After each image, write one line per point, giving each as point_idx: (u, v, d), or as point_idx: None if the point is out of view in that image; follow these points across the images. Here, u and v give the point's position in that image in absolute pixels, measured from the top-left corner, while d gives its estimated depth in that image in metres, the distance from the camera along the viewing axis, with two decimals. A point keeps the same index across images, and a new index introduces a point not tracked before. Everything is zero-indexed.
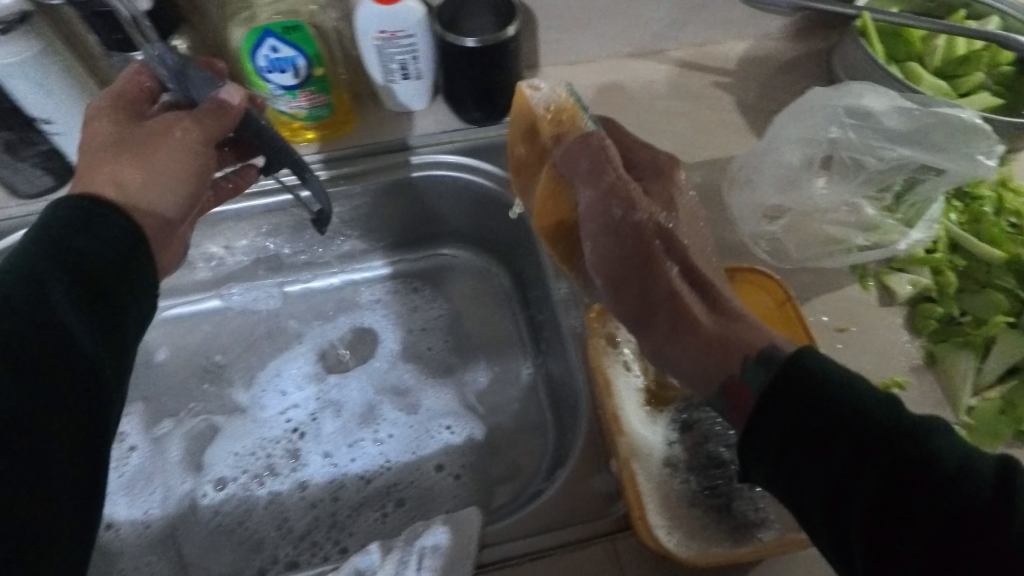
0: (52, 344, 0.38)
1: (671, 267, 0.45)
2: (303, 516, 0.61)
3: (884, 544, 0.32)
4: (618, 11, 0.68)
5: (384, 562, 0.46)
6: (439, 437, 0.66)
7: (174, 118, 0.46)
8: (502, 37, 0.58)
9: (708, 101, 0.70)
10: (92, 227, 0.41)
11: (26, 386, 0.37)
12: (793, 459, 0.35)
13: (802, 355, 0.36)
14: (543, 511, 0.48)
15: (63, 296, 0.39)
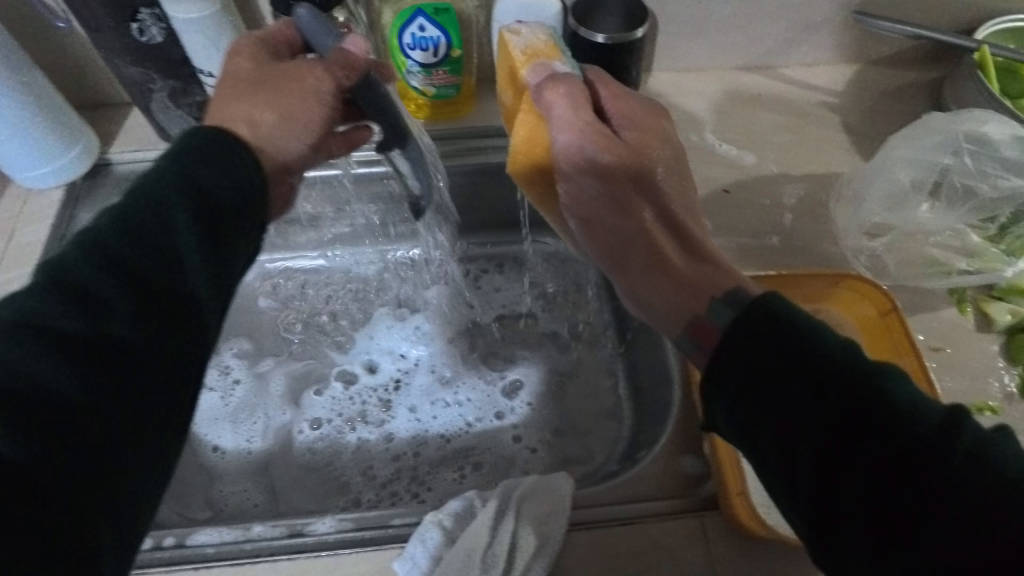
0: (161, 279, 0.35)
1: (643, 209, 0.41)
2: (387, 466, 0.65)
3: (830, 483, 0.30)
4: (737, 24, 0.70)
5: (484, 506, 0.48)
6: (521, 412, 0.69)
7: (309, 67, 0.46)
8: (631, 38, 0.61)
9: (813, 119, 0.72)
10: (223, 162, 0.38)
11: (138, 323, 0.33)
12: (755, 400, 0.32)
13: (768, 297, 0.33)
14: (633, 482, 0.50)
15: (185, 226, 0.36)
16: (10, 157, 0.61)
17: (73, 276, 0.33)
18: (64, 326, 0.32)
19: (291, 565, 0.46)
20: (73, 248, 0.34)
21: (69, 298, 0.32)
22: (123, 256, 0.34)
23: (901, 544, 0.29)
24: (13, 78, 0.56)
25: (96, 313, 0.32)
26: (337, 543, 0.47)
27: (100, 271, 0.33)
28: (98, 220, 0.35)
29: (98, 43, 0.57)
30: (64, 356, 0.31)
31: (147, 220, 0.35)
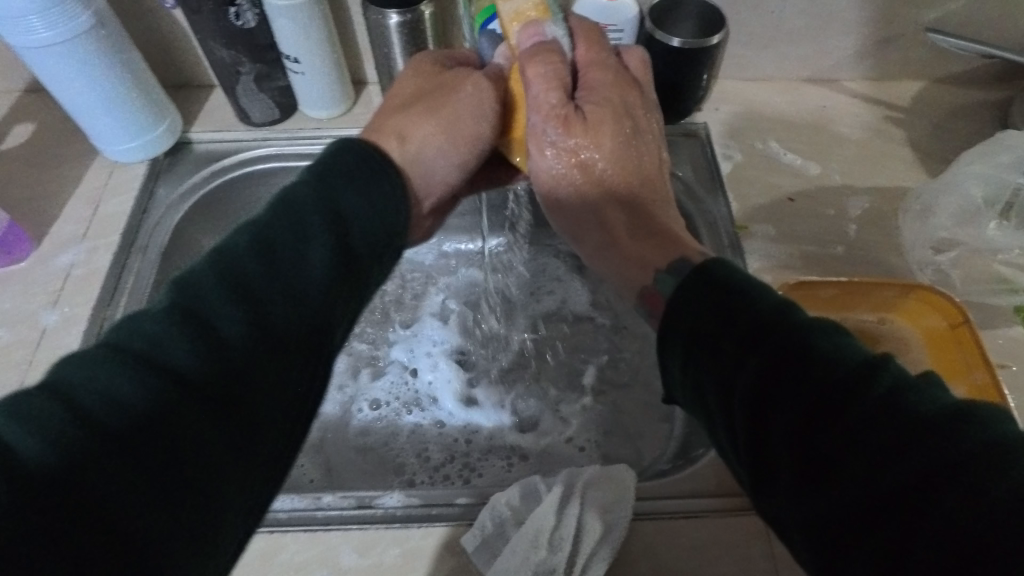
0: (300, 286, 0.38)
1: (597, 170, 0.48)
2: (440, 450, 0.67)
3: (764, 417, 0.31)
4: (807, 36, 0.71)
5: (549, 492, 0.49)
6: (572, 407, 0.70)
7: (466, 78, 0.50)
8: (706, 44, 0.61)
9: (878, 133, 0.72)
10: (369, 185, 0.43)
11: (272, 328, 0.36)
12: (697, 354, 0.35)
13: (710, 265, 0.37)
14: (694, 478, 0.51)
15: (320, 255, 0.39)
16: (103, 130, 0.63)
17: (205, 304, 0.35)
18: (190, 359, 0.33)
19: (363, 535, 0.47)
20: (210, 269, 0.36)
21: (198, 327, 0.34)
22: (260, 266, 0.37)
23: (830, 473, 0.29)
24: (114, 54, 0.58)
25: (213, 341, 0.34)
26: (407, 518, 0.48)
27: (230, 300, 0.36)
28: (234, 243, 0.38)
29: (194, 25, 0.59)
30: (190, 390, 0.33)
31: (284, 247, 0.38)
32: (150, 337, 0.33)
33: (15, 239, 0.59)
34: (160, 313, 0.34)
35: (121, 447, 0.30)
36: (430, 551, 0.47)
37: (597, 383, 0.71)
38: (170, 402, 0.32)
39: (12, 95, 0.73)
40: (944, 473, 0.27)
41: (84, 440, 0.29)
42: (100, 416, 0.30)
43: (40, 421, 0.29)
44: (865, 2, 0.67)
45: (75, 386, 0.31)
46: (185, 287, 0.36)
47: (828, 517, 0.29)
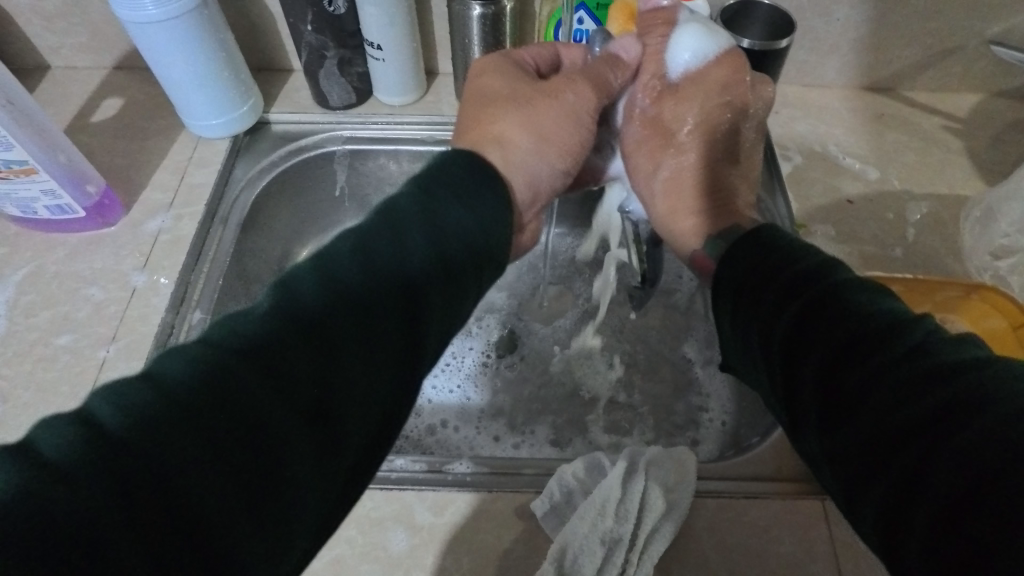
0: (394, 283, 0.37)
1: (681, 150, 0.57)
2: (431, 426, 0.69)
3: (795, 360, 0.35)
4: (870, 44, 0.73)
5: (612, 466, 0.51)
6: (562, 395, 0.72)
7: (569, 83, 0.52)
8: (775, 47, 0.63)
9: (936, 142, 0.73)
10: (469, 196, 0.43)
11: (363, 321, 0.35)
12: (744, 304, 0.41)
13: (766, 232, 0.43)
14: (753, 462, 0.52)
15: (414, 258, 0.39)
16: (193, 105, 0.67)
17: (304, 303, 0.34)
18: (288, 358, 0.32)
19: (436, 496, 0.50)
20: (309, 268, 0.36)
21: (294, 325, 0.33)
22: (347, 257, 0.36)
23: (852, 408, 0.31)
24: (211, 34, 0.62)
25: (296, 319, 0.33)
26: (475, 482, 0.50)
27: (326, 297, 0.34)
28: (333, 244, 0.37)
29: (288, 9, 0.62)
30: (286, 390, 0.31)
31: (381, 251, 0.38)
32: (251, 330, 0.32)
33: (108, 203, 0.63)
34: (259, 313, 0.33)
35: (216, 442, 0.28)
36: (500, 515, 0.49)
37: (644, 372, 0.73)
38: (265, 400, 0.30)
39: (103, 70, 0.77)
40: (957, 410, 0.28)
41: (179, 431, 0.28)
42: (197, 407, 0.28)
43: (135, 404, 0.28)
44: (930, 13, 0.69)
45: (169, 378, 0.29)
46: (283, 284, 0.35)
47: (844, 454, 0.31)
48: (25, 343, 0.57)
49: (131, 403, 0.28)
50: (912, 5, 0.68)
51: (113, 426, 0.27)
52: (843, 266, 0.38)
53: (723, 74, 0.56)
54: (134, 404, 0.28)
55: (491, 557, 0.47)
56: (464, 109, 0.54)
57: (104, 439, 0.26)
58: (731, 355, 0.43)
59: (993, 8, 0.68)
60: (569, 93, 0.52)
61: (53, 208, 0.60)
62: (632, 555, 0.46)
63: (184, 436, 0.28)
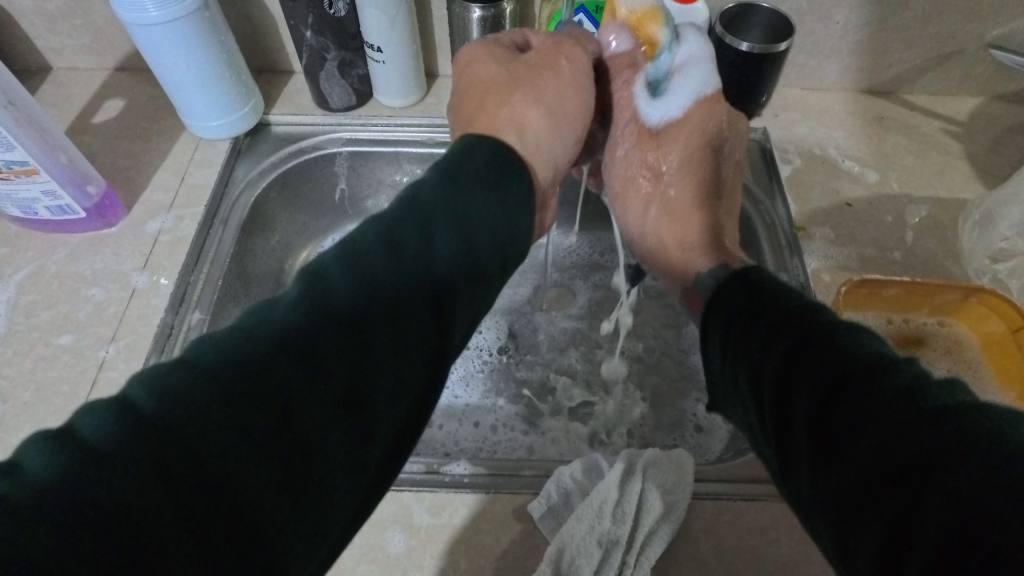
0: (422, 276, 0.36)
1: (666, 188, 0.56)
2: (427, 425, 0.69)
3: (785, 399, 0.34)
4: (870, 47, 0.73)
5: (611, 467, 0.51)
6: (546, 396, 0.73)
7: (559, 53, 0.52)
8: (774, 50, 0.63)
9: (935, 145, 0.73)
10: (499, 185, 0.42)
11: (392, 316, 0.34)
12: (735, 339, 0.40)
13: (760, 278, 0.42)
14: (752, 464, 0.52)
15: (444, 253, 0.37)
16: (195, 107, 0.67)
17: (338, 292, 0.33)
18: (324, 351, 0.31)
19: (433, 496, 0.50)
20: (341, 255, 0.34)
21: (329, 316, 0.32)
22: (378, 246, 0.35)
23: (838, 446, 0.30)
24: (213, 36, 0.62)
25: (329, 308, 0.32)
26: (472, 484, 0.50)
27: (360, 288, 0.33)
28: (364, 232, 0.36)
29: (290, 12, 0.63)
30: (322, 385, 0.30)
31: (411, 243, 0.36)
32: (285, 319, 0.31)
33: (109, 204, 0.63)
34: (291, 303, 0.32)
35: (255, 438, 0.28)
36: (498, 517, 0.49)
37: (643, 374, 0.73)
38: (303, 396, 0.29)
39: (105, 72, 0.77)
40: (943, 458, 0.27)
41: (217, 426, 0.27)
42: (236, 400, 0.28)
43: (173, 395, 0.27)
44: (930, 17, 0.69)
45: (205, 362, 0.28)
46: (315, 269, 0.34)
47: (835, 499, 0.30)
48: (26, 343, 0.57)
49: (170, 396, 0.27)
50: (912, 8, 0.68)
51: (152, 417, 0.26)
52: (827, 307, 0.38)
53: (705, 113, 0.55)
54: (171, 388, 0.27)
55: (489, 557, 0.47)
56: (463, 100, 0.52)
57: (143, 433, 0.26)
58: (722, 391, 0.43)
59: (993, 11, 0.68)
60: (563, 62, 0.52)
61: (53, 209, 0.60)
62: (629, 557, 0.46)
63: (225, 431, 0.27)
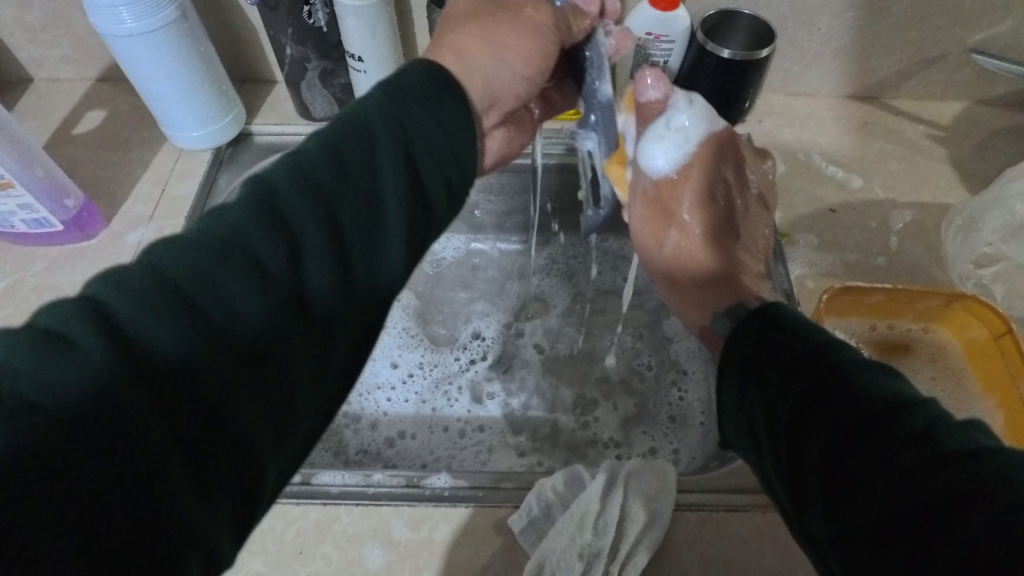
0: (366, 198, 0.35)
1: (688, 227, 0.55)
2: (406, 438, 0.69)
3: (797, 443, 0.34)
4: (853, 53, 0.73)
5: (592, 479, 0.50)
6: (514, 399, 0.73)
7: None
8: (756, 56, 0.63)
9: (919, 150, 0.73)
10: (438, 104, 0.40)
11: (337, 238, 0.33)
12: (749, 376, 0.39)
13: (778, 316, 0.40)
14: (736, 474, 0.52)
15: (389, 173, 0.36)
16: (175, 117, 0.67)
17: (287, 207, 0.33)
18: (273, 262, 0.31)
19: (412, 511, 0.49)
20: (290, 170, 0.34)
21: (280, 231, 0.32)
22: (320, 167, 0.34)
23: (853, 496, 0.30)
24: (192, 47, 0.62)
25: (278, 227, 0.32)
26: (454, 497, 0.50)
27: (312, 206, 0.33)
28: (313, 150, 0.35)
29: (269, 22, 0.63)
30: (275, 298, 0.30)
31: (357, 162, 0.35)
32: (236, 228, 0.31)
33: (88, 216, 0.63)
34: (240, 213, 0.32)
35: (215, 342, 0.28)
36: (480, 530, 0.48)
37: (630, 381, 0.73)
38: (257, 306, 0.30)
39: (87, 82, 0.77)
40: (963, 510, 0.27)
41: (177, 328, 0.27)
42: (195, 302, 0.28)
43: (133, 297, 0.27)
44: (911, 23, 0.69)
45: (164, 264, 0.29)
46: (266, 184, 0.33)
47: (851, 545, 0.29)
48: None
49: (132, 291, 0.27)
50: (894, 14, 0.68)
51: (115, 317, 0.26)
52: (849, 346, 0.36)
53: (711, 148, 0.55)
54: (134, 287, 0.27)
55: (470, 570, 0.47)
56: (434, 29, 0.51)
57: (107, 330, 0.26)
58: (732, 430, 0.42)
59: (974, 16, 0.68)
60: (530, 7, 0.49)
61: (31, 222, 0.60)
62: (612, 568, 0.45)
63: (183, 322, 0.27)
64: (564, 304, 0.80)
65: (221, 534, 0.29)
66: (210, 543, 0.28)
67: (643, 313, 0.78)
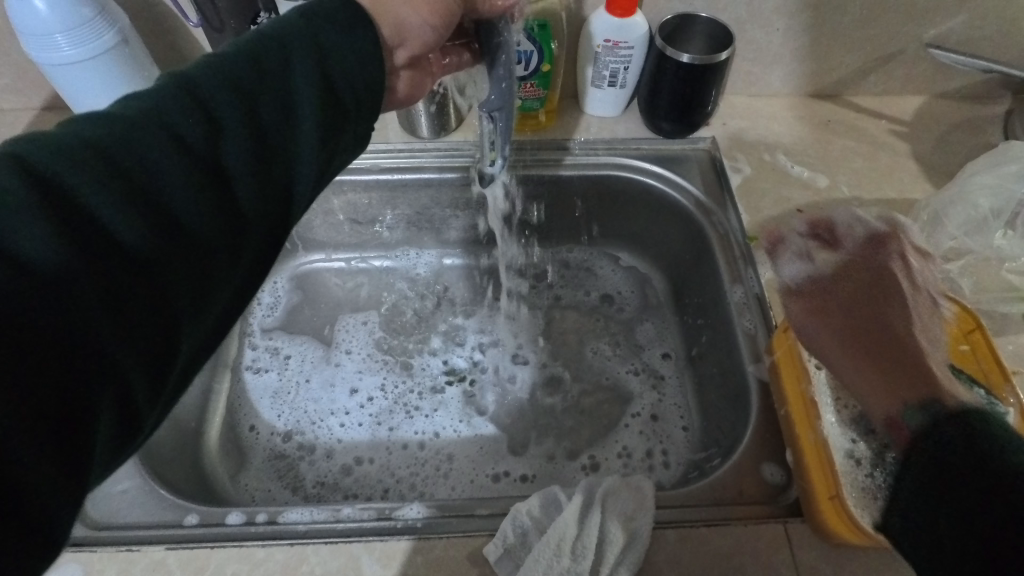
0: (276, 106, 0.34)
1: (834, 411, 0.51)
2: (366, 463, 0.68)
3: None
4: (811, 52, 0.73)
5: (569, 501, 0.49)
6: (476, 413, 0.72)
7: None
8: (716, 60, 0.62)
9: (882, 146, 0.74)
10: (356, 28, 0.38)
11: (252, 132, 0.33)
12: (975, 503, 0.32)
13: (966, 411, 0.36)
14: (714, 487, 0.52)
15: (304, 80, 0.35)
16: None
17: (205, 94, 0.32)
18: (191, 134, 0.31)
19: (383, 546, 0.47)
20: (210, 66, 0.33)
21: (199, 111, 0.31)
22: (233, 71, 0.33)
23: None
24: (138, 72, 0.59)
25: (199, 111, 0.31)
26: (428, 528, 0.48)
27: (229, 91, 0.33)
28: (232, 49, 0.35)
29: (216, 43, 0.61)
30: (191, 168, 0.30)
31: (272, 65, 0.35)
32: (152, 103, 0.31)
33: None
34: (163, 93, 0.31)
35: (131, 193, 0.28)
36: (457, 563, 0.46)
37: (606, 393, 0.72)
38: (173, 174, 0.29)
39: (31, 112, 0.74)
40: None
41: (93, 177, 0.27)
42: (113, 157, 0.28)
43: (52, 147, 0.27)
44: (865, 20, 0.69)
45: (86, 129, 0.29)
46: (187, 74, 0.33)
47: None
48: None
49: (54, 147, 0.27)
50: (848, 12, 0.69)
51: (34, 163, 0.26)
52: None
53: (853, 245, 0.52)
54: (58, 144, 0.28)
55: None
56: None
57: (25, 171, 0.26)
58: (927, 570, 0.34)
59: (927, 11, 0.68)
60: None
61: None
62: None
63: (100, 175, 0.27)
64: (539, 317, 0.79)
65: (136, 387, 0.27)
66: (125, 388, 0.27)
67: (617, 323, 0.78)
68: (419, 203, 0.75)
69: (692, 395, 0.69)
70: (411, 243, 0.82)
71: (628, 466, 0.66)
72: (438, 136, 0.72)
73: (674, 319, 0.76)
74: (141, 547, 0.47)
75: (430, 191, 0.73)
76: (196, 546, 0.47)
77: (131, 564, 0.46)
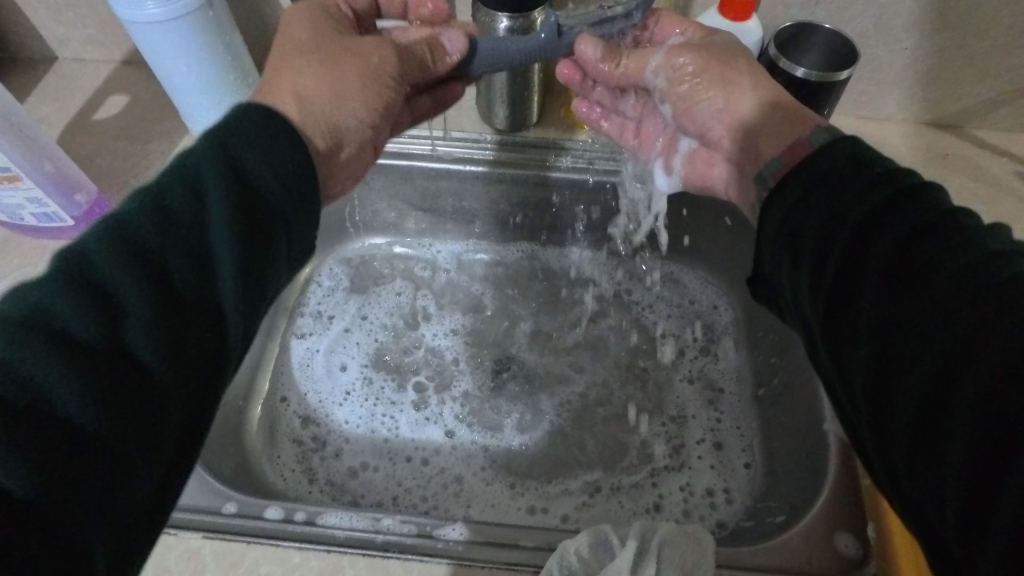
0: (187, 247, 0.33)
1: None
2: (377, 455, 0.66)
3: (843, 348, 0.32)
4: (940, 77, 0.65)
5: (621, 546, 0.46)
6: (516, 426, 0.68)
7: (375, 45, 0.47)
8: (835, 78, 0.56)
9: (1010, 189, 0.65)
10: (273, 143, 0.38)
11: (151, 294, 0.31)
12: (851, 281, 0.33)
13: (812, 158, 0.39)
14: (781, 549, 0.47)
15: (219, 224, 0.34)
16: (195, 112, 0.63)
17: (103, 273, 0.31)
18: (81, 333, 0.29)
19: (421, 567, 0.45)
20: (104, 238, 0.32)
21: (85, 301, 0.29)
22: (130, 233, 0.32)
23: (896, 376, 0.29)
24: (219, 36, 0.57)
25: (94, 294, 0.30)
26: (466, 552, 0.46)
27: (127, 265, 0.31)
28: (131, 207, 0.33)
29: None
30: (81, 368, 0.28)
31: (178, 221, 0.33)
32: (38, 303, 0.29)
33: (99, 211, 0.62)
34: (49, 281, 0.30)
35: (16, 423, 0.26)
36: None
37: (664, 420, 0.68)
38: (63, 384, 0.28)
39: (110, 64, 0.74)
40: (954, 365, 0.27)
41: None
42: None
43: None
44: (1008, 48, 0.62)
45: None
46: (76, 254, 0.31)
47: (886, 401, 0.29)
48: None
49: None
50: (992, 36, 0.61)
51: None
52: (969, 213, 0.32)
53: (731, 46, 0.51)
54: None
55: None
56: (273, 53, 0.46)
57: None
58: (817, 353, 0.35)
59: None
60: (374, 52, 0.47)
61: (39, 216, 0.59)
62: None
63: None
64: (600, 330, 0.75)
65: None
66: None
67: (682, 346, 0.73)
68: (488, 198, 0.72)
69: (758, 437, 0.64)
70: (470, 235, 0.78)
71: (690, 505, 0.62)
72: (515, 130, 0.69)
73: (743, 354, 0.71)
74: (178, 532, 0.46)
75: (502, 186, 0.70)
76: (231, 540, 0.46)
77: (167, 549, 0.45)
